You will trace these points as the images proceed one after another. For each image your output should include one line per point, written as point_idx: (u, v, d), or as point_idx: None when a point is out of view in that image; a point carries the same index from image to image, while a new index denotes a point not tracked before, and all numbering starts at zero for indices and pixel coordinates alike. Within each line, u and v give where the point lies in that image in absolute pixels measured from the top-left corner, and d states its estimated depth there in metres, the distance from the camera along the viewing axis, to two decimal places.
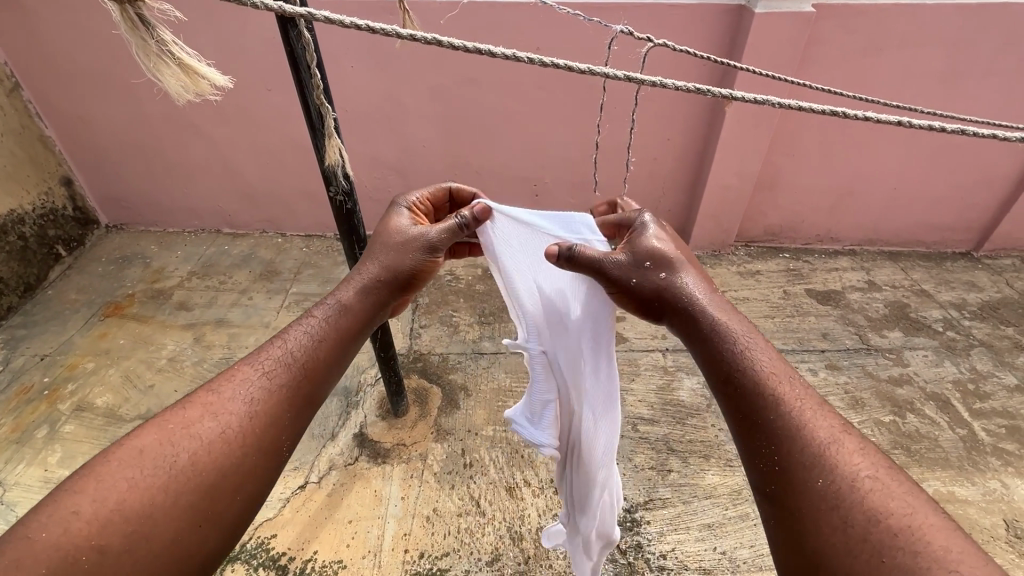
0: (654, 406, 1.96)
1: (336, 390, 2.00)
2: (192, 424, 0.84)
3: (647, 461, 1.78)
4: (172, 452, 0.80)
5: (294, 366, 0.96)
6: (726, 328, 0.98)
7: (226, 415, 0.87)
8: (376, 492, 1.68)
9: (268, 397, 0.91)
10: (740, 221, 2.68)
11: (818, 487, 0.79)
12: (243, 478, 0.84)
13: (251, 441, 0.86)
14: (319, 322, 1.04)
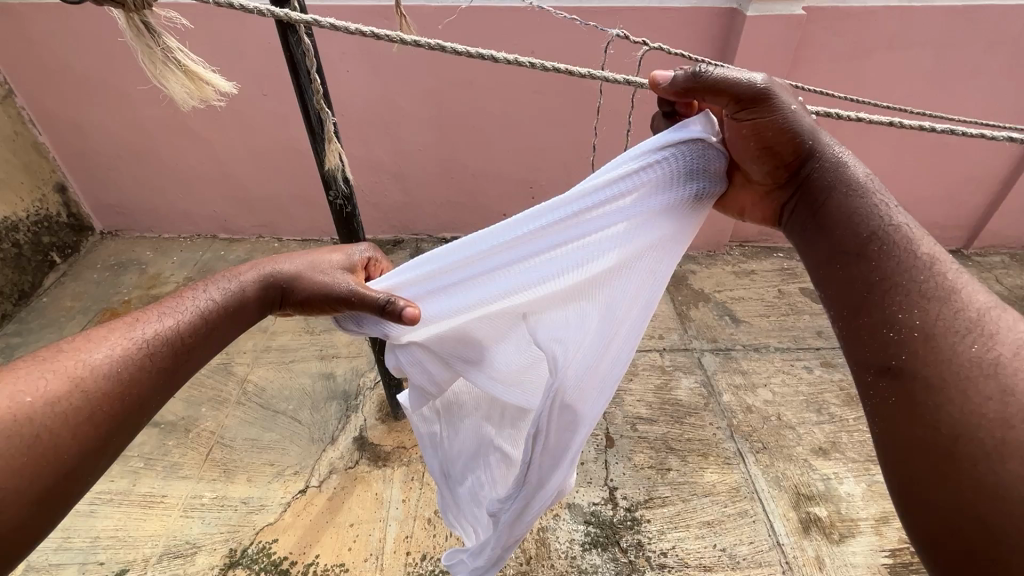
0: (652, 405, 1.98)
1: (335, 394, 2.01)
2: (40, 390, 0.71)
3: (646, 461, 1.79)
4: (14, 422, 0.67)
5: (176, 340, 0.86)
6: (861, 190, 0.78)
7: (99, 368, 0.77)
8: (377, 495, 1.68)
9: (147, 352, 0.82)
10: (734, 222, 2.71)
11: (960, 354, 0.61)
12: (95, 452, 0.74)
13: (114, 414, 0.76)
14: (209, 298, 0.93)
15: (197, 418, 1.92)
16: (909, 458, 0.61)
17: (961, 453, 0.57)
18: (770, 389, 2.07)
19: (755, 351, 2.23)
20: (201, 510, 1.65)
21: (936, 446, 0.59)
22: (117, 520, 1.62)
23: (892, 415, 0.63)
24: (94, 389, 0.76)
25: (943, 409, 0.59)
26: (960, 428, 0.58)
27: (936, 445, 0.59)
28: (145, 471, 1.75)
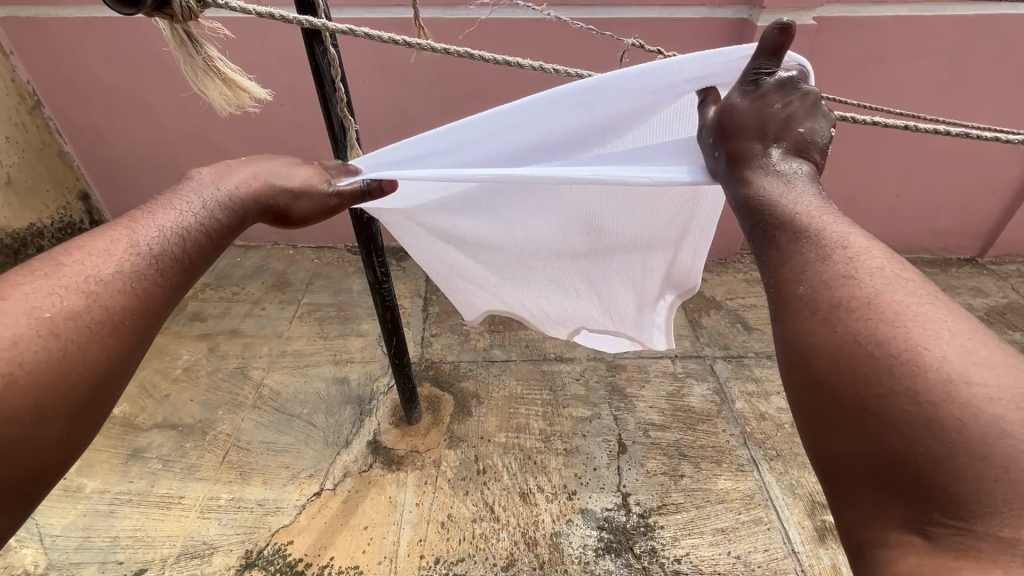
0: (664, 412, 1.97)
1: (349, 399, 2.03)
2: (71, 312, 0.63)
3: (658, 467, 1.79)
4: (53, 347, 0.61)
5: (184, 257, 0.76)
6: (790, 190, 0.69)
7: (113, 299, 0.67)
8: (390, 498, 1.70)
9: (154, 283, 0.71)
10: None
11: (816, 280, 0.60)
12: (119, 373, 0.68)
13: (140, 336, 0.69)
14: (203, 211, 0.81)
15: (214, 420, 1.96)
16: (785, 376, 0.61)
17: (854, 372, 0.54)
18: (784, 397, 2.06)
19: (768, 359, 2.23)
20: (218, 511, 1.66)
21: (796, 356, 0.59)
22: (136, 520, 1.64)
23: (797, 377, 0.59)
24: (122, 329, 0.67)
25: (801, 325, 0.59)
26: (814, 349, 0.57)
27: (799, 360, 0.58)
28: (164, 472, 1.78)
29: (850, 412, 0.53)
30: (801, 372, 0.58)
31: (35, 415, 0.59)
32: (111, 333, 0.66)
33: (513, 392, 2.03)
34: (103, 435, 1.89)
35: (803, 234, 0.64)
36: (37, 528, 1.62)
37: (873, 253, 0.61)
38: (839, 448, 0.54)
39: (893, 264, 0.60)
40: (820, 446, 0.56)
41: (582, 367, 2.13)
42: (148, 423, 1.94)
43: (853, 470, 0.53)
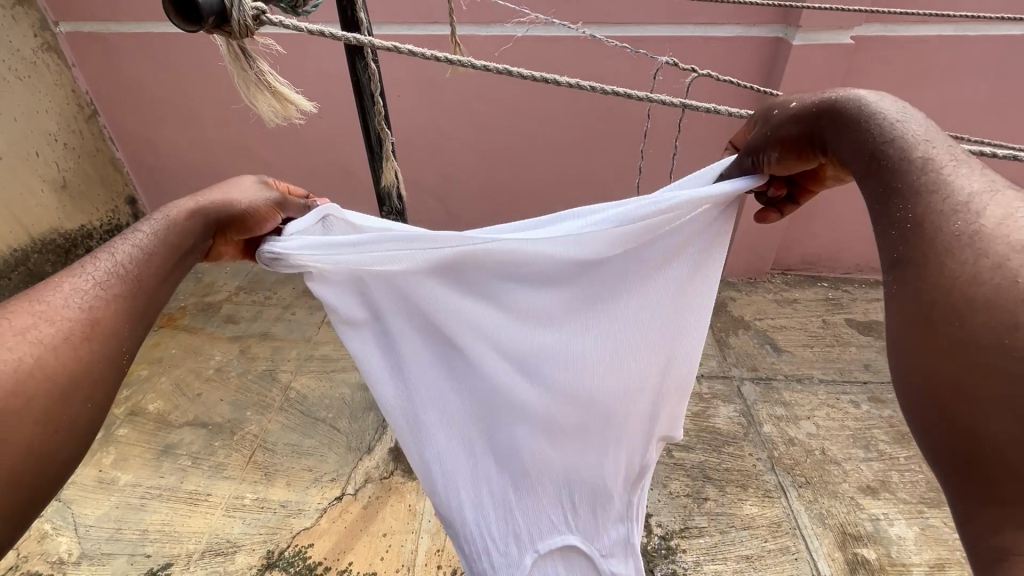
0: (689, 432, 1.94)
1: (373, 405, 2.05)
2: (25, 329, 0.65)
3: (682, 489, 1.75)
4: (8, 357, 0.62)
5: (132, 274, 0.78)
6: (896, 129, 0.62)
7: (59, 317, 0.69)
8: (410, 506, 1.71)
9: (100, 299, 0.73)
10: (777, 249, 2.69)
11: (963, 226, 0.52)
12: (94, 382, 0.69)
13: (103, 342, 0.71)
14: (149, 233, 0.84)
15: (242, 421, 2.01)
16: (902, 350, 0.52)
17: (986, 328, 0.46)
18: (814, 422, 2.00)
19: (798, 382, 2.17)
20: (242, 510, 1.70)
21: (930, 318, 0.50)
22: (164, 515, 1.69)
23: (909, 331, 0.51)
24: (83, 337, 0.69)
25: (928, 281, 0.51)
26: (961, 302, 0.48)
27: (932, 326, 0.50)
28: (192, 469, 1.83)
29: (1004, 378, 0.44)
30: (931, 338, 0.49)
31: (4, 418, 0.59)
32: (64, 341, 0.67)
33: None
34: (138, 430, 1.96)
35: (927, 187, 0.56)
36: (71, 518, 1.68)
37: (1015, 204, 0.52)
38: (991, 421, 0.44)
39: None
40: (948, 418, 0.48)
41: None
42: (180, 421, 2.01)
43: (1013, 457, 0.43)
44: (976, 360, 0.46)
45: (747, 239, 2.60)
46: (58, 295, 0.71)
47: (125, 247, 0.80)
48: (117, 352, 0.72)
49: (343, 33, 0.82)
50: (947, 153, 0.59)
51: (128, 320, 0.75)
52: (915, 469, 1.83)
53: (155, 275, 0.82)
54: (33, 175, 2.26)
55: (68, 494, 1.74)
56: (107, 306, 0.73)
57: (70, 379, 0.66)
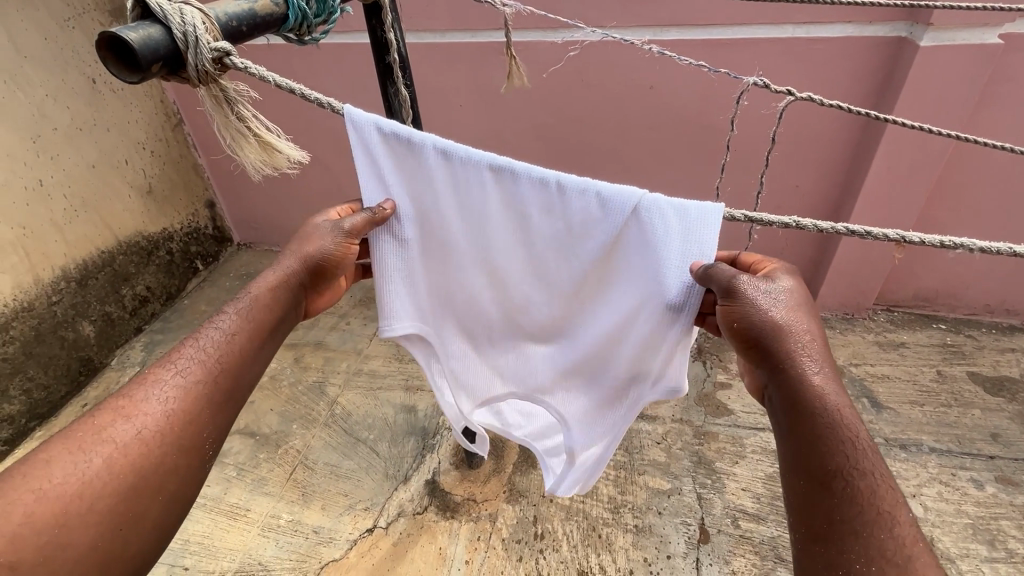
0: (760, 499, 1.68)
1: (414, 430, 1.98)
2: (104, 429, 0.78)
3: (746, 568, 1.52)
4: (83, 459, 0.74)
5: (212, 363, 0.89)
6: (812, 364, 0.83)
7: (142, 416, 0.80)
8: (441, 549, 1.61)
9: (187, 399, 0.84)
10: (883, 283, 2.32)
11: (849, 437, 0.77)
12: (165, 478, 0.79)
13: (174, 439, 0.81)
14: (231, 319, 0.95)
15: (288, 434, 2.01)
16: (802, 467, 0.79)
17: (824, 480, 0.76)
18: (922, 503, 1.67)
19: (902, 450, 1.82)
20: (277, 531, 1.69)
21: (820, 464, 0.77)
22: (206, 526, 1.72)
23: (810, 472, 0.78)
24: (169, 440, 0.80)
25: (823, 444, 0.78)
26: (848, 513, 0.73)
27: (810, 531, 0.76)
28: (237, 481, 1.85)
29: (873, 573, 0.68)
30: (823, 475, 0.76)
31: (88, 522, 0.71)
32: (153, 434, 0.79)
33: None
34: None
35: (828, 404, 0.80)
36: None
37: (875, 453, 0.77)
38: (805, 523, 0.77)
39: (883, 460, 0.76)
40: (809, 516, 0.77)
41: (665, 430, 1.90)
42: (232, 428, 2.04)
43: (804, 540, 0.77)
44: (847, 566, 0.70)
45: (847, 270, 2.25)
46: (151, 385, 0.84)
47: (218, 338, 0.92)
48: (197, 446, 0.83)
49: (311, 92, 0.84)
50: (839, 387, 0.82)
51: (207, 404, 0.86)
52: None
53: (235, 360, 0.92)
54: (123, 183, 2.41)
55: None
56: (188, 408, 0.84)
57: (145, 483, 0.76)
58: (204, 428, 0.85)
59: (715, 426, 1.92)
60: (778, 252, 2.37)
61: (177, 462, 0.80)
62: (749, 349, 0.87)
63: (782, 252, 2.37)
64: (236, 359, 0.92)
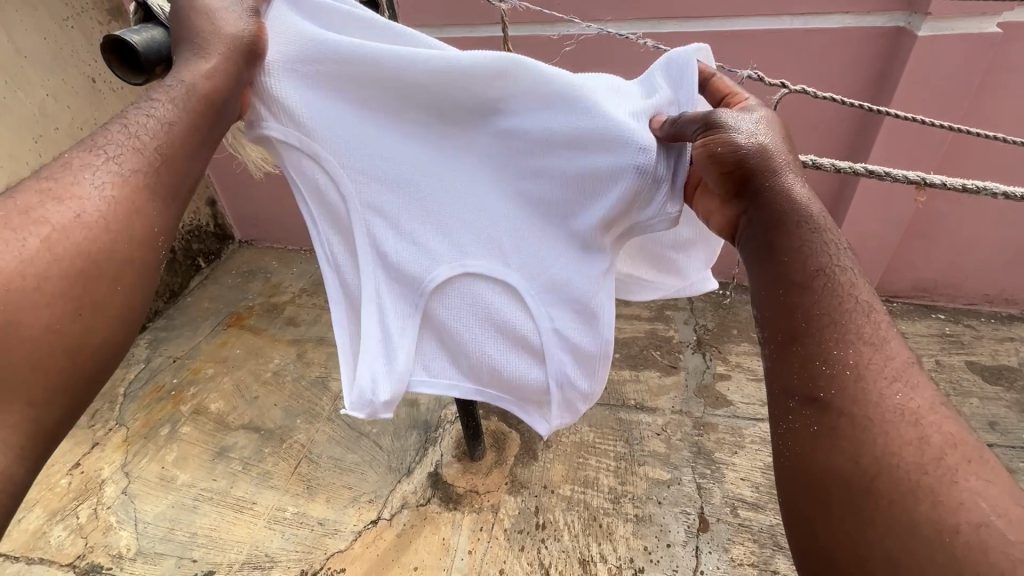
0: (759, 488, 1.70)
1: (417, 423, 2.00)
2: (33, 210, 0.63)
3: (745, 556, 1.55)
4: (17, 240, 0.60)
5: (148, 152, 0.73)
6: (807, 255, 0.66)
7: (77, 201, 0.65)
8: (444, 540, 1.63)
9: (126, 186, 0.69)
10: (881, 274, 2.33)
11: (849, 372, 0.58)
12: (120, 269, 0.66)
13: (121, 227, 0.67)
14: (164, 104, 0.76)
15: (292, 429, 2.03)
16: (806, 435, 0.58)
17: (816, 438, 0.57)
18: None
19: None
20: (283, 524, 1.72)
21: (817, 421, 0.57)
22: (212, 519, 1.75)
23: (805, 437, 0.58)
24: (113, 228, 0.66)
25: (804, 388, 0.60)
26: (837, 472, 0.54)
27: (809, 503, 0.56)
28: (242, 475, 1.88)
29: (850, 361, 0.58)
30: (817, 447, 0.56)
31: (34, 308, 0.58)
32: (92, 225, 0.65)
33: (585, 439, 1.87)
34: (199, 429, 2.05)
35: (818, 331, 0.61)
36: (133, 513, 1.78)
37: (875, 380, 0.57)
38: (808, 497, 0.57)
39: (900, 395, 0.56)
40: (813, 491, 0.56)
41: (664, 421, 1.92)
42: (237, 423, 2.07)
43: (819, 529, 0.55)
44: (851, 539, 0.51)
45: None
46: (74, 171, 0.68)
47: (152, 124, 0.74)
48: (152, 235, 0.70)
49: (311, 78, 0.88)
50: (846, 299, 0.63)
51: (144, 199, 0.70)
52: None
53: (178, 150, 0.76)
54: None
55: (133, 488, 1.86)
56: (130, 195, 0.69)
57: (90, 279, 0.63)
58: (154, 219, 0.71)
59: (714, 417, 1.93)
60: None
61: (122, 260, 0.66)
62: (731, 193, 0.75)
63: None
64: (178, 147, 0.75)
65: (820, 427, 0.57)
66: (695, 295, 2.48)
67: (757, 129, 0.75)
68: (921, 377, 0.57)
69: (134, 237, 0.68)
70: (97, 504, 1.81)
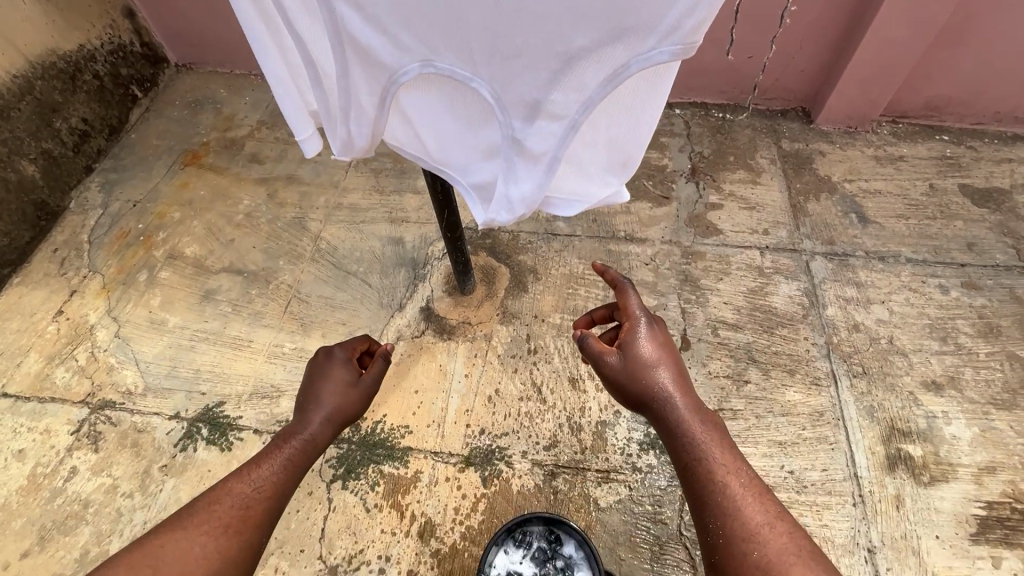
0: (740, 310, 1.78)
1: (403, 261, 1.97)
2: (215, 502, 0.95)
3: (722, 369, 1.66)
4: (209, 523, 0.92)
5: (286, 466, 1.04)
6: (691, 430, 1.04)
7: (246, 488, 0.98)
8: (441, 366, 1.72)
9: (273, 481, 1.01)
10: (896, 91, 2.14)
11: (735, 533, 0.91)
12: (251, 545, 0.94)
13: (264, 515, 0.98)
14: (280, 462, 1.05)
15: (276, 270, 1.98)
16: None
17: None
18: (888, 307, 1.78)
19: (879, 261, 1.89)
20: (283, 358, 1.78)
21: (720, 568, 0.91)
22: (213, 357, 1.80)
23: None
24: (262, 509, 0.98)
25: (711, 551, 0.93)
26: None
27: None
28: (234, 315, 1.88)
29: (725, 531, 0.92)
30: None
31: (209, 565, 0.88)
32: (233, 515, 0.94)
33: (574, 271, 1.88)
34: (179, 274, 1.99)
35: (713, 498, 0.96)
36: (132, 354, 1.82)
37: (755, 535, 0.90)
38: None
39: (777, 539, 0.90)
40: None
41: (654, 252, 1.92)
42: (217, 267, 2.01)
43: None
44: None
45: (862, 76, 2.06)
46: (240, 480, 0.99)
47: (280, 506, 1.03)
48: (275, 507, 1.00)
49: None
50: (722, 467, 0.99)
51: (265, 514, 0.98)
52: (992, 366, 1.66)
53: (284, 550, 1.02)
54: None
55: (125, 332, 1.86)
56: (274, 486, 1.01)
57: (234, 537, 0.92)
58: (281, 498, 1.02)
59: (703, 245, 1.93)
60: (790, 57, 2.13)
61: (246, 544, 0.93)
62: (632, 402, 1.13)
63: (795, 57, 2.12)
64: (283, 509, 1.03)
65: None
66: (693, 119, 2.29)
67: (634, 340, 1.14)
68: (785, 525, 0.92)
69: (269, 510, 0.99)
70: (93, 348, 1.83)
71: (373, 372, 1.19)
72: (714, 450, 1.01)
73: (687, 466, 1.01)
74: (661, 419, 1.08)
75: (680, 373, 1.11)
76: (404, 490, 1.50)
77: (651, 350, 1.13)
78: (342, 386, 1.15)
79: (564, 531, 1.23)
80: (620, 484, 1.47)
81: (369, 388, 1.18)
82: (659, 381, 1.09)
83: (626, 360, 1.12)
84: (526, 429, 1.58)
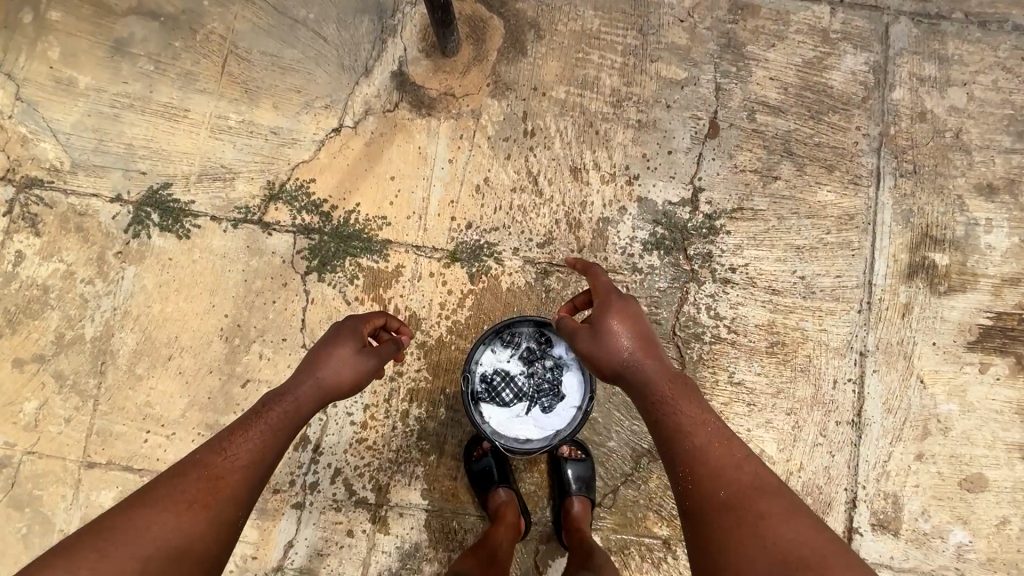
0: (787, 89, 1.44)
1: (366, 7, 1.50)
2: (181, 475, 0.85)
3: (749, 163, 1.41)
4: (170, 499, 0.83)
5: (262, 435, 0.91)
6: (661, 388, 0.92)
7: (213, 461, 0.87)
8: (420, 150, 1.45)
9: (248, 452, 0.89)
10: None
11: (704, 475, 0.86)
12: (218, 519, 0.84)
13: (234, 488, 0.87)
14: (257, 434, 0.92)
15: (201, 15, 1.52)
16: (697, 534, 0.84)
17: (701, 540, 0.83)
18: (969, 91, 1.44)
19: (979, 27, 1.47)
20: (231, 134, 1.48)
21: (696, 517, 0.85)
22: (146, 130, 1.49)
23: (699, 545, 0.83)
24: (233, 484, 0.87)
25: (686, 505, 0.87)
26: (718, 554, 0.80)
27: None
28: (159, 77, 1.51)
29: (697, 480, 0.86)
30: (704, 539, 0.83)
31: (167, 546, 0.79)
32: (201, 487, 0.85)
33: (587, 29, 1.46)
34: (75, 15, 1.53)
35: (685, 451, 0.88)
36: (46, 123, 1.50)
37: (723, 478, 0.85)
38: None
39: (745, 479, 0.85)
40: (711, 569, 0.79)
41: (693, 4, 1.46)
42: (123, 6, 1.53)
43: None
44: None
45: None
46: (211, 451, 0.89)
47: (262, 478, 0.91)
48: (249, 480, 0.88)
49: None
50: (692, 415, 0.91)
51: (239, 487, 0.87)
52: None
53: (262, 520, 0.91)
54: None
55: (28, 94, 1.50)
56: (248, 459, 0.89)
57: (198, 512, 0.83)
58: (259, 467, 0.90)
59: None
60: None
61: (214, 516, 0.84)
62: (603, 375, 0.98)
63: None
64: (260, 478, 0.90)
65: (700, 542, 0.83)
66: None
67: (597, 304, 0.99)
68: (754, 466, 0.87)
69: (244, 483, 0.88)
70: None
71: (381, 353, 1.01)
72: (685, 401, 0.92)
73: (660, 427, 0.91)
74: (631, 381, 0.94)
75: (647, 334, 0.97)
76: (385, 285, 1.40)
77: (618, 314, 0.96)
78: (346, 364, 0.97)
79: (560, 333, 1.17)
80: (618, 285, 1.36)
81: (373, 363, 1.00)
82: (625, 350, 0.94)
83: (592, 333, 0.96)
84: (518, 226, 1.41)
